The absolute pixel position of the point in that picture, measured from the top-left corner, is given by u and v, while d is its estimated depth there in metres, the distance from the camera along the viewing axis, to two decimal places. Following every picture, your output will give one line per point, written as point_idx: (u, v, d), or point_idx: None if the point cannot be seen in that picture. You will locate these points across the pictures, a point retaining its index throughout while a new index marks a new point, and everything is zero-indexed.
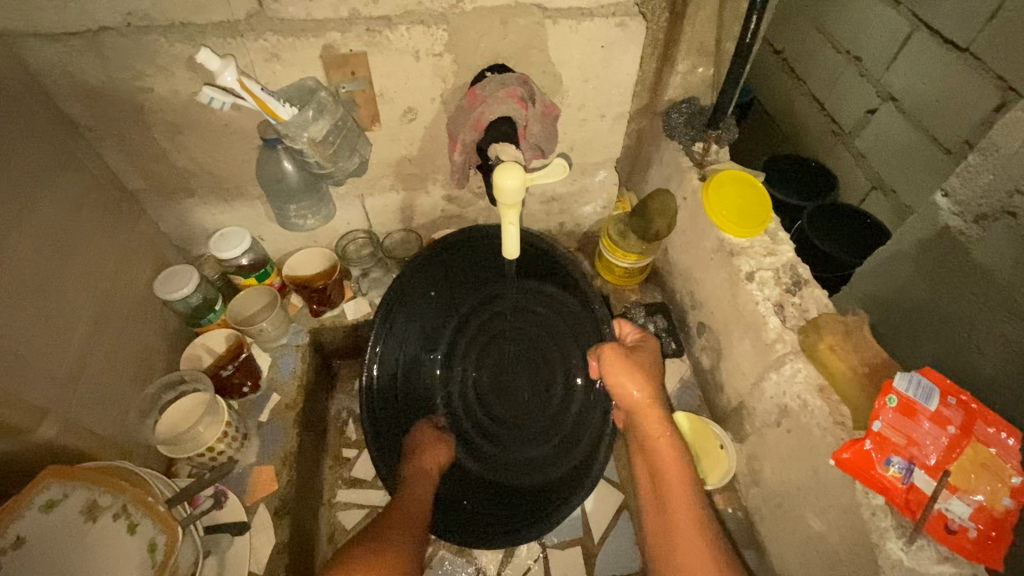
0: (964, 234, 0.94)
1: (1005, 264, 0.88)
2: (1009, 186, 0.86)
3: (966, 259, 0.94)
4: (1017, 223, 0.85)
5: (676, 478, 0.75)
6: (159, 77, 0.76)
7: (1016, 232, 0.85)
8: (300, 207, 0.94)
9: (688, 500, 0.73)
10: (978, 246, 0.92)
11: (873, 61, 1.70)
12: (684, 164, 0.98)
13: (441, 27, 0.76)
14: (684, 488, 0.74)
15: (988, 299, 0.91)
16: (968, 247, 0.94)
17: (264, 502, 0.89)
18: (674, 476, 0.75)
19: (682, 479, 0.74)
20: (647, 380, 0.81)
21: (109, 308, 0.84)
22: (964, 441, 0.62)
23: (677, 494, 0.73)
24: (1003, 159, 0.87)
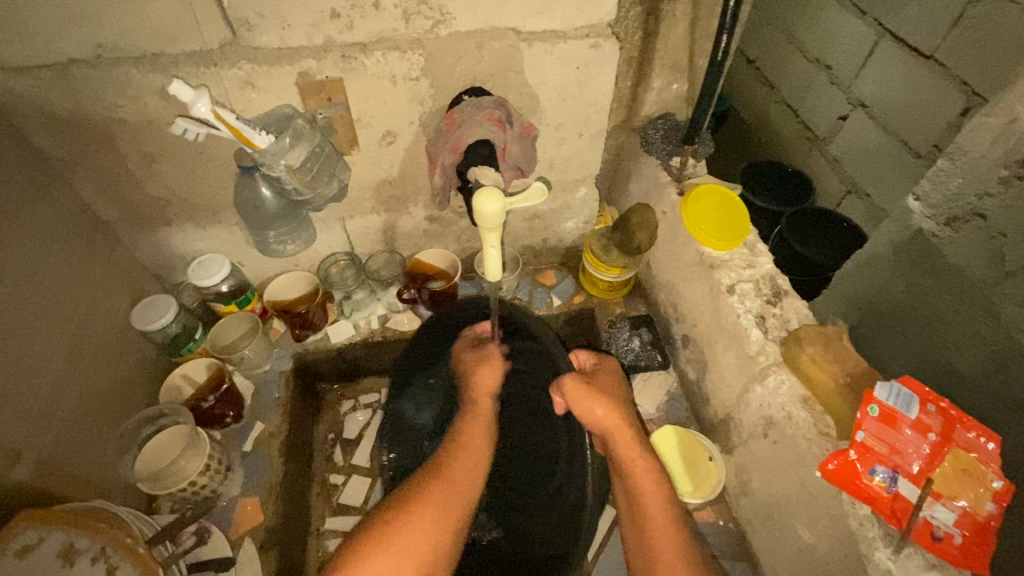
0: (937, 236, 0.95)
1: (976, 264, 0.89)
2: (978, 189, 0.87)
3: (941, 260, 0.95)
4: (986, 225, 0.87)
5: (656, 503, 0.75)
6: (131, 107, 0.76)
7: (987, 234, 0.87)
8: (279, 232, 0.93)
9: (671, 527, 0.73)
10: (950, 247, 0.93)
11: (843, 69, 1.75)
12: (662, 179, 1.00)
13: (417, 52, 0.76)
14: (661, 508, 0.75)
15: (965, 300, 0.91)
16: (940, 249, 0.95)
17: (250, 536, 0.87)
18: (659, 508, 0.75)
19: (664, 511, 0.74)
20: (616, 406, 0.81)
21: (84, 342, 0.82)
22: (945, 448, 0.62)
23: (660, 528, 0.73)
24: (969, 163, 0.88)
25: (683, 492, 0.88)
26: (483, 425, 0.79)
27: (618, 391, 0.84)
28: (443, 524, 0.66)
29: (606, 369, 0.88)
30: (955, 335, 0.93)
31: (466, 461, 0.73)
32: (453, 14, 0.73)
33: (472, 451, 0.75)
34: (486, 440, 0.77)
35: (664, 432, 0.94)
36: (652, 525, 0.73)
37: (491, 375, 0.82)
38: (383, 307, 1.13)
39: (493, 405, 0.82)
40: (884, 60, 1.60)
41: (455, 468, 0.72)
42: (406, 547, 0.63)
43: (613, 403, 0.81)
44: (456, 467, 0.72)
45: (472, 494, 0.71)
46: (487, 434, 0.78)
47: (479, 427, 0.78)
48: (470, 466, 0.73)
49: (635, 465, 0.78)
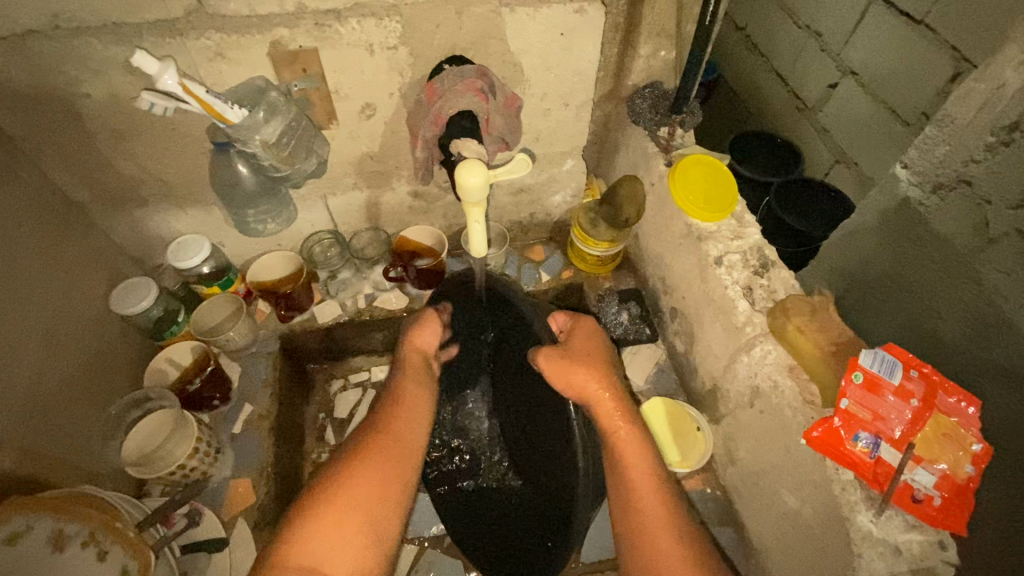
0: (924, 205, 0.96)
1: (964, 231, 0.89)
2: (963, 157, 0.88)
3: (925, 228, 0.96)
4: (973, 192, 0.87)
5: (641, 468, 0.76)
6: (96, 81, 0.72)
7: (971, 201, 0.88)
8: (259, 211, 0.90)
9: (657, 492, 0.74)
10: (935, 215, 0.94)
11: (832, 35, 1.72)
12: (650, 150, 0.99)
13: (394, 19, 0.73)
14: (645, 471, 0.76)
15: (948, 268, 0.92)
16: (926, 218, 0.95)
17: (242, 516, 0.88)
18: (647, 473, 0.76)
19: (652, 478, 0.75)
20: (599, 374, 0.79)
21: (62, 327, 0.80)
22: (927, 414, 0.63)
23: (647, 494, 0.74)
24: (956, 131, 0.89)
25: (671, 461, 0.89)
26: (415, 378, 0.81)
27: (595, 357, 0.81)
28: (385, 470, 0.70)
29: (581, 335, 0.84)
30: None
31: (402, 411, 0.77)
32: None
33: (409, 402, 0.78)
34: (420, 394, 0.80)
35: (652, 404, 0.94)
36: (640, 491, 0.75)
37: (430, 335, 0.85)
38: (369, 285, 1.12)
39: (427, 360, 0.84)
40: (874, 26, 1.57)
41: (395, 422, 0.76)
42: (352, 498, 0.66)
43: (593, 374, 0.78)
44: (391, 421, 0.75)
45: (414, 440, 0.75)
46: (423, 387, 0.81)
47: (412, 381, 0.80)
48: (406, 417, 0.77)
49: (621, 435, 0.78)
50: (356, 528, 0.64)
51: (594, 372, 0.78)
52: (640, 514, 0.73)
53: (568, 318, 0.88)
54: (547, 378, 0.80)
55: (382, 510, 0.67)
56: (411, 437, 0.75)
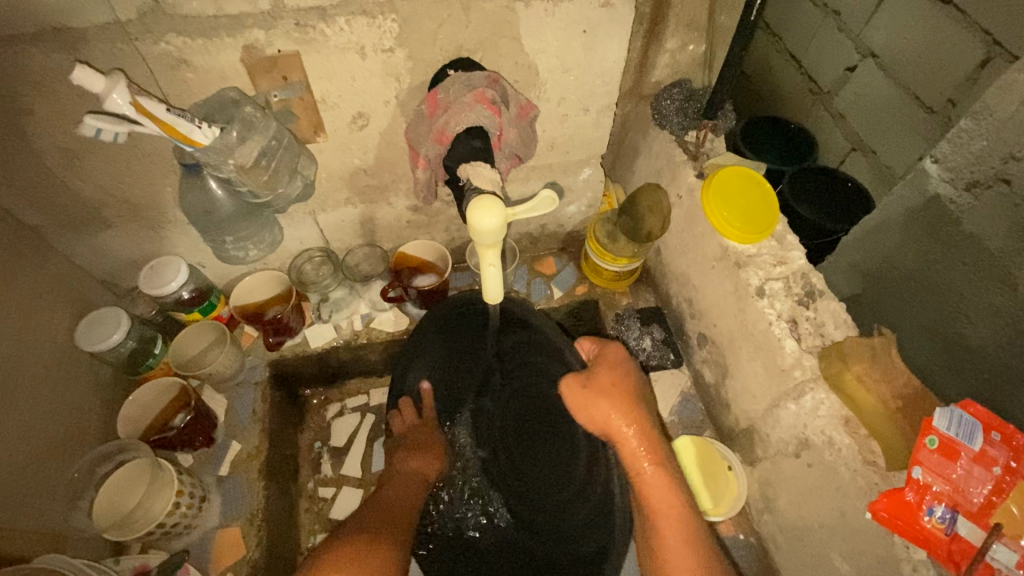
0: (955, 204, 0.76)
1: (998, 233, 0.71)
2: (1003, 152, 0.69)
3: (956, 229, 0.77)
4: (1012, 192, 0.68)
5: (666, 506, 0.68)
6: (39, 96, 0.61)
7: (1010, 203, 0.69)
8: (237, 235, 0.80)
9: (682, 534, 0.66)
10: (970, 216, 0.75)
11: (852, 14, 1.60)
12: (678, 158, 0.89)
13: (389, 17, 0.62)
14: (672, 508, 0.68)
15: (979, 270, 0.75)
16: (958, 218, 0.76)
17: (232, 571, 0.80)
18: (673, 510, 0.68)
19: (678, 517, 0.67)
20: (634, 408, 0.70)
21: (18, 375, 0.71)
22: (1009, 482, 0.54)
23: (670, 534, 0.66)
24: (997, 124, 0.69)
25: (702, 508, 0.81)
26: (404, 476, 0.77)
27: (623, 388, 0.71)
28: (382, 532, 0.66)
29: (610, 361, 0.74)
30: None
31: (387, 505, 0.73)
32: None
33: (393, 494, 0.75)
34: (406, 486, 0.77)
35: (681, 443, 0.86)
36: (662, 530, 0.67)
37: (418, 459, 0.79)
38: (365, 305, 1.02)
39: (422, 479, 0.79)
40: (898, 5, 1.45)
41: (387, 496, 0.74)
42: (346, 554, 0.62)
43: (618, 406, 0.70)
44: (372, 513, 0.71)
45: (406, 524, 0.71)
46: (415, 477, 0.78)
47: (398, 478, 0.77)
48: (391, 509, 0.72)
49: (646, 470, 0.69)
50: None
51: (620, 404, 0.70)
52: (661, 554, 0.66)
53: (598, 342, 0.77)
54: (572, 407, 0.73)
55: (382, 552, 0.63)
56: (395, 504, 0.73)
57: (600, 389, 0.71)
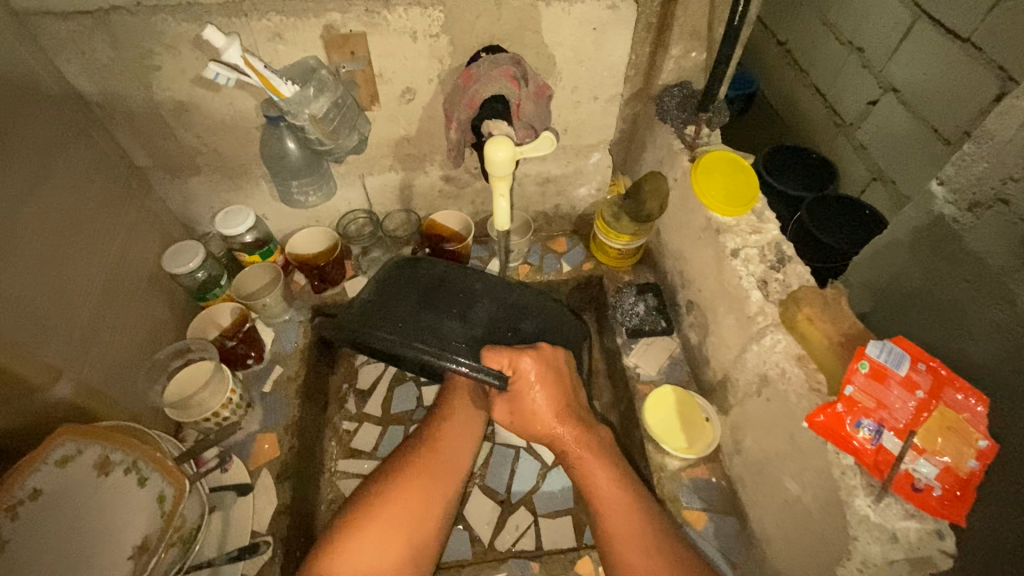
0: (958, 223, 0.84)
1: (997, 249, 0.77)
2: (1002, 173, 0.77)
3: (960, 248, 0.84)
4: (1009, 211, 0.75)
5: (607, 492, 0.82)
6: (167, 56, 0.80)
7: (1006, 221, 0.76)
8: (302, 182, 0.97)
9: (627, 515, 0.80)
10: (972, 234, 0.82)
11: (875, 53, 1.82)
12: (675, 146, 1.02)
13: (437, 9, 0.79)
14: (615, 496, 0.82)
15: (981, 287, 0.80)
16: (961, 236, 0.84)
17: (267, 467, 0.93)
18: (616, 499, 0.81)
19: (620, 498, 0.82)
20: (558, 403, 0.84)
21: (119, 278, 0.88)
22: (933, 405, 0.64)
23: (615, 514, 0.80)
24: (997, 147, 0.77)
25: (676, 447, 0.91)
26: (461, 426, 0.91)
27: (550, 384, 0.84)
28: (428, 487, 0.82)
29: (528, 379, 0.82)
30: (972, 323, 0.80)
31: (443, 454, 0.87)
32: None
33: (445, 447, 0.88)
34: (460, 440, 0.90)
35: (662, 391, 0.97)
36: (604, 511, 0.81)
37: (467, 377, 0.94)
38: None
39: (475, 398, 0.94)
40: (918, 45, 1.64)
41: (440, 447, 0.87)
42: (386, 523, 0.77)
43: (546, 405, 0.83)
44: (429, 461, 0.85)
45: (457, 470, 0.87)
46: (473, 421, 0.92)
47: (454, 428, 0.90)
48: (444, 459, 0.87)
49: (583, 458, 0.85)
50: (402, 541, 0.77)
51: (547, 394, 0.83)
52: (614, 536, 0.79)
53: (508, 357, 0.81)
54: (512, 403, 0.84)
55: (438, 513, 0.81)
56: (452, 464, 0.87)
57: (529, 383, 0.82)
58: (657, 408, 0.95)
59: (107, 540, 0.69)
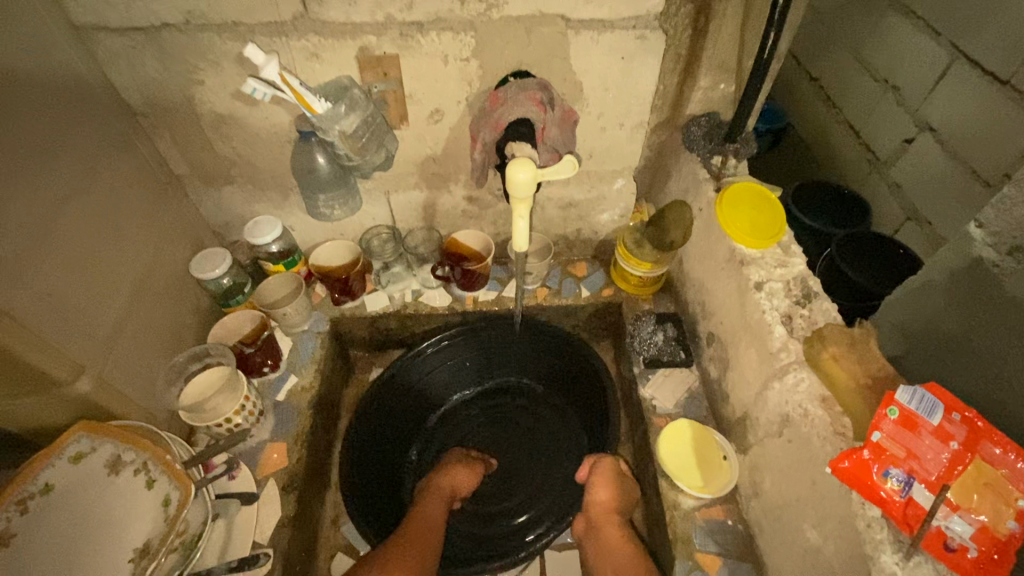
0: (998, 266, 0.82)
1: None
2: None
3: (999, 292, 0.82)
4: None
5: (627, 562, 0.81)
6: (210, 71, 0.84)
7: None
8: (328, 197, 0.99)
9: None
10: (1011, 279, 0.80)
11: (911, 91, 1.79)
12: (701, 176, 1.00)
13: (469, 34, 0.80)
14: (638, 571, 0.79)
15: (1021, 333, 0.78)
16: (1001, 281, 0.82)
17: (273, 477, 0.92)
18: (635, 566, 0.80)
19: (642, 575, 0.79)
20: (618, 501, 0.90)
21: (148, 281, 0.90)
22: (968, 458, 0.60)
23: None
24: None
25: (692, 485, 0.87)
26: (440, 505, 0.93)
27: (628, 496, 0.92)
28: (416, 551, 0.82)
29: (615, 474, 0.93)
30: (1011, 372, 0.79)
31: (426, 525, 0.87)
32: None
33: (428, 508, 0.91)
34: (439, 515, 0.91)
35: (678, 425, 0.94)
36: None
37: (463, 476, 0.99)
38: (417, 282, 1.17)
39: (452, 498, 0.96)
40: (954, 85, 1.62)
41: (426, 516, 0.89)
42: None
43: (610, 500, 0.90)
44: (416, 531, 0.86)
45: (436, 542, 0.86)
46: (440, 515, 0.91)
47: (433, 501, 0.93)
48: (426, 529, 0.87)
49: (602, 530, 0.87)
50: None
51: (613, 497, 0.90)
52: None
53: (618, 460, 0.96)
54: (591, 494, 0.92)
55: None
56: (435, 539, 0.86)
57: (609, 480, 0.92)
58: (671, 441, 0.93)
59: (114, 538, 0.70)
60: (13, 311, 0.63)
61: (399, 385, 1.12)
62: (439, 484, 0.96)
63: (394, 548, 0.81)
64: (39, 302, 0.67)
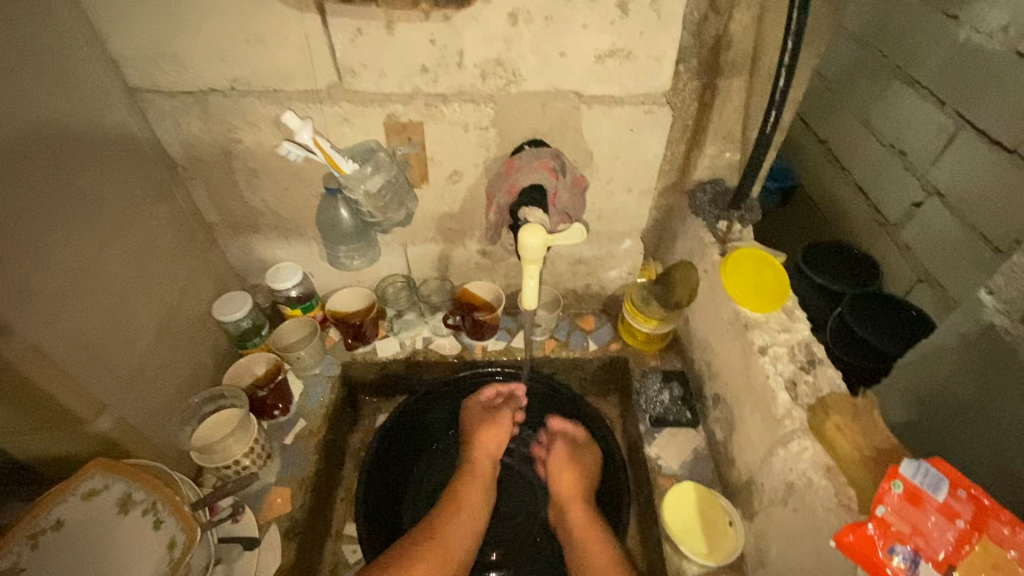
0: (1010, 332, 1.02)
1: None
2: None
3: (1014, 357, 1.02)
4: None
5: (595, 546, 0.91)
6: (249, 131, 0.90)
7: None
8: (350, 248, 1.05)
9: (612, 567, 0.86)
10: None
11: (918, 156, 1.84)
12: (707, 240, 1.04)
13: (488, 105, 0.87)
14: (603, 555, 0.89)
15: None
16: (1014, 346, 1.02)
17: (276, 522, 0.92)
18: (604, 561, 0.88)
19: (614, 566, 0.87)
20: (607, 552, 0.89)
21: (171, 323, 0.94)
22: (975, 538, 0.59)
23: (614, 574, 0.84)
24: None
25: (695, 551, 0.85)
26: (479, 491, 1.01)
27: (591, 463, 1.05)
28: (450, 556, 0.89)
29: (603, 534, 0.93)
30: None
31: (463, 515, 0.95)
32: (524, 76, 0.83)
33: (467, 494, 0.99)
34: (481, 499, 0.99)
35: (682, 486, 0.94)
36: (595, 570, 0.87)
37: (491, 441, 1.06)
38: (428, 329, 1.20)
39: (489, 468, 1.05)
40: (962, 152, 1.66)
41: (467, 499, 0.98)
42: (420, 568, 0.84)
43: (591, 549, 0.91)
44: (453, 521, 0.93)
45: (470, 542, 0.93)
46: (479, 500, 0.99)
47: (474, 491, 1.00)
48: (465, 519, 0.95)
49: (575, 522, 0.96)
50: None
51: (575, 458, 1.05)
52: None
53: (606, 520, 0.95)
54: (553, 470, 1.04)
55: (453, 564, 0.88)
56: (461, 543, 0.91)
57: (565, 454, 1.05)
58: (674, 504, 0.92)
59: None
60: (48, 349, 0.67)
61: (406, 419, 1.10)
62: (482, 461, 1.05)
63: (432, 543, 0.89)
64: (71, 342, 0.71)
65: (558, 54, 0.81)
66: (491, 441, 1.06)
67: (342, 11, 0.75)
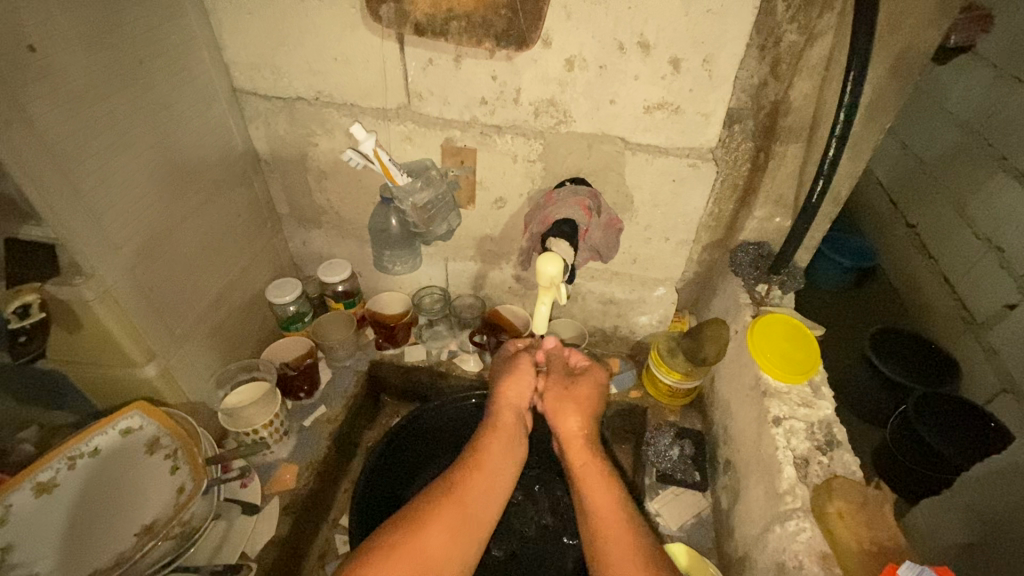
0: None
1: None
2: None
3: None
4: None
5: (606, 505, 0.79)
6: (324, 137, 1.02)
7: None
8: (392, 253, 1.16)
9: (617, 514, 0.78)
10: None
11: (1017, 255, 1.68)
12: (742, 300, 1.00)
13: (539, 141, 0.92)
14: (609, 499, 0.80)
15: None
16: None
17: (278, 495, 0.97)
18: (615, 527, 0.76)
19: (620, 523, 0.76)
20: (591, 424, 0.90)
21: (229, 294, 1.05)
22: None
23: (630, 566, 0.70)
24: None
25: None
26: (503, 446, 0.88)
27: (590, 402, 0.92)
28: (505, 440, 0.89)
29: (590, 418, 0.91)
30: None
31: (484, 477, 0.83)
32: (574, 117, 0.88)
33: (491, 469, 0.84)
34: (503, 451, 0.87)
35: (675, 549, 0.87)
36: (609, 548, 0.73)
37: (514, 385, 0.95)
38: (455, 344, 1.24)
39: (518, 416, 0.94)
40: None
41: (486, 457, 0.86)
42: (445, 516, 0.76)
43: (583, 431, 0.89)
44: (476, 478, 0.82)
45: (520, 432, 0.92)
46: (516, 426, 0.92)
47: (498, 442, 0.88)
48: (489, 474, 0.84)
49: (585, 470, 0.84)
50: (470, 530, 0.76)
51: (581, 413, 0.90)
52: (602, 528, 0.76)
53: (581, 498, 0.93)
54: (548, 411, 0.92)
55: (505, 457, 0.87)
56: (508, 421, 0.92)
57: (560, 394, 0.92)
58: None
59: (130, 512, 0.79)
60: (121, 298, 0.78)
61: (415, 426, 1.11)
62: (503, 412, 0.92)
63: (452, 503, 0.78)
64: (141, 294, 0.81)
65: (609, 101, 0.85)
66: (518, 386, 0.95)
67: (418, 42, 0.84)
